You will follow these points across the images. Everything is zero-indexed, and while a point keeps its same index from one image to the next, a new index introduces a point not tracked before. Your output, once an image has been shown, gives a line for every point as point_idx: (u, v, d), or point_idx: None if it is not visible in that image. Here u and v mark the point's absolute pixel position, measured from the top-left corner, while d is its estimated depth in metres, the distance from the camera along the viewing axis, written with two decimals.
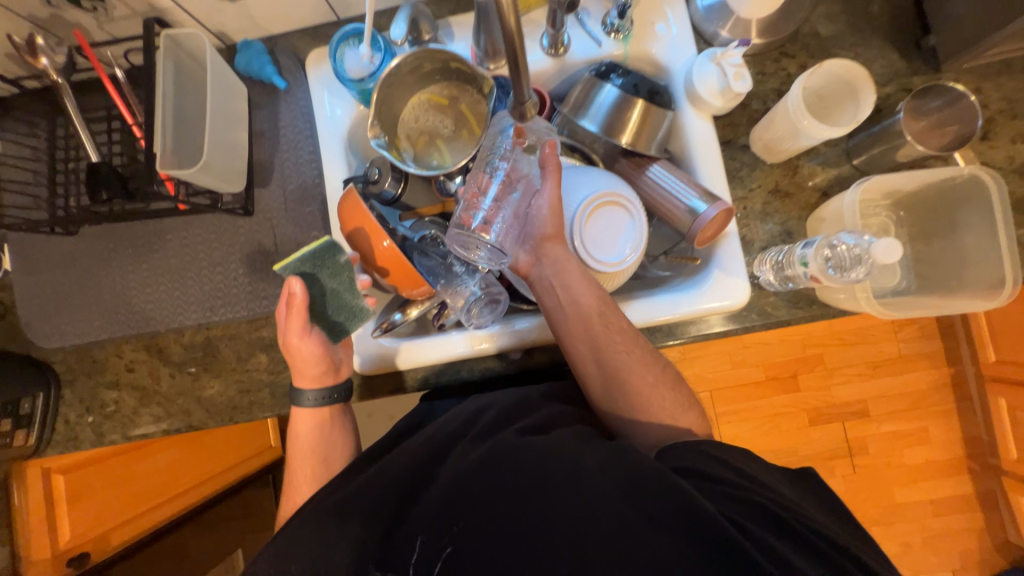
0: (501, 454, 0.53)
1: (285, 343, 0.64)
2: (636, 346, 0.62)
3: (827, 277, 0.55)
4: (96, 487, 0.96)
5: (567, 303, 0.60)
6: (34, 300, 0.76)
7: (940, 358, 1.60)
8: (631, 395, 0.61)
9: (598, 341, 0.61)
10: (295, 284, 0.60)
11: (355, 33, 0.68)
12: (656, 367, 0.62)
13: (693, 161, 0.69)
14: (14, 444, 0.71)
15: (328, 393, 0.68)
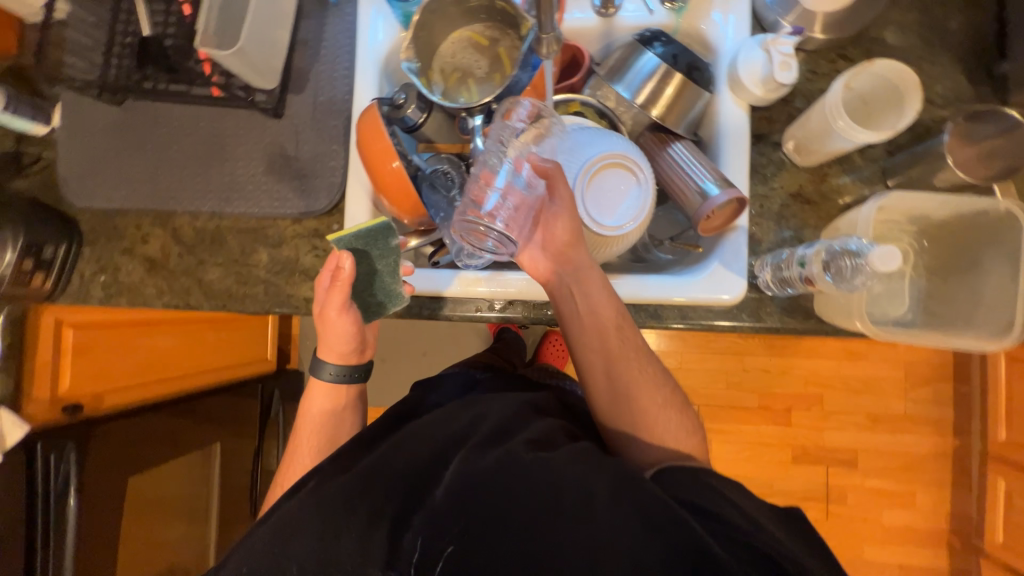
0: (511, 470, 0.53)
1: (320, 316, 0.69)
2: (646, 360, 0.65)
3: (822, 282, 0.56)
4: (98, 348, 1.03)
5: (586, 308, 0.63)
6: (74, 160, 0.82)
7: (947, 427, 1.52)
8: (638, 413, 0.62)
9: (611, 349, 0.63)
10: (346, 259, 0.64)
11: None
12: (663, 387, 0.64)
13: (719, 149, 0.68)
14: (31, 284, 0.76)
15: (347, 371, 0.74)
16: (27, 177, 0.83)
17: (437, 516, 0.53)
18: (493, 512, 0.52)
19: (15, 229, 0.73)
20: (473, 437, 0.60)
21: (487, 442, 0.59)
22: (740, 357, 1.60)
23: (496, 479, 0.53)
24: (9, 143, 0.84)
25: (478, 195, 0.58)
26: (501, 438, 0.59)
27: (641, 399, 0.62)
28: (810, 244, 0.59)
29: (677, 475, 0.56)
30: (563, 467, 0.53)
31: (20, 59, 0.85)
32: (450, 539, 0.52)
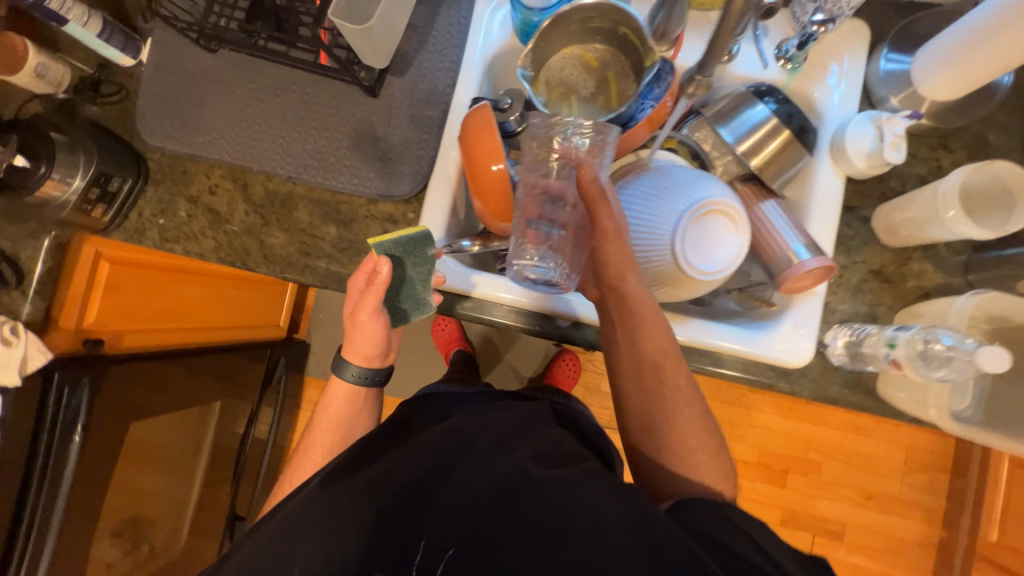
0: (518, 483, 0.55)
1: (354, 317, 0.67)
2: (685, 402, 0.61)
3: (911, 366, 0.57)
4: (129, 287, 1.01)
5: (629, 338, 0.62)
6: (154, 98, 0.80)
7: (936, 516, 1.53)
8: (665, 455, 0.61)
9: (649, 384, 0.61)
10: (384, 264, 0.62)
11: None
12: (701, 433, 0.61)
13: (808, 212, 0.68)
14: (92, 215, 0.75)
15: (368, 374, 0.73)
16: (104, 106, 0.82)
17: (443, 520, 0.57)
18: (495, 523, 0.54)
19: (89, 157, 0.71)
20: (478, 448, 0.62)
21: (493, 449, 0.61)
22: (747, 411, 1.60)
23: (504, 491, 0.56)
24: (91, 69, 0.82)
25: (530, 216, 0.62)
26: (506, 448, 0.61)
27: (664, 435, 0.61)
28: (902, 326, 0.60)
29: (695, 509, 0.55)
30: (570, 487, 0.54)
31: None
32: (451, 544, 0.55)
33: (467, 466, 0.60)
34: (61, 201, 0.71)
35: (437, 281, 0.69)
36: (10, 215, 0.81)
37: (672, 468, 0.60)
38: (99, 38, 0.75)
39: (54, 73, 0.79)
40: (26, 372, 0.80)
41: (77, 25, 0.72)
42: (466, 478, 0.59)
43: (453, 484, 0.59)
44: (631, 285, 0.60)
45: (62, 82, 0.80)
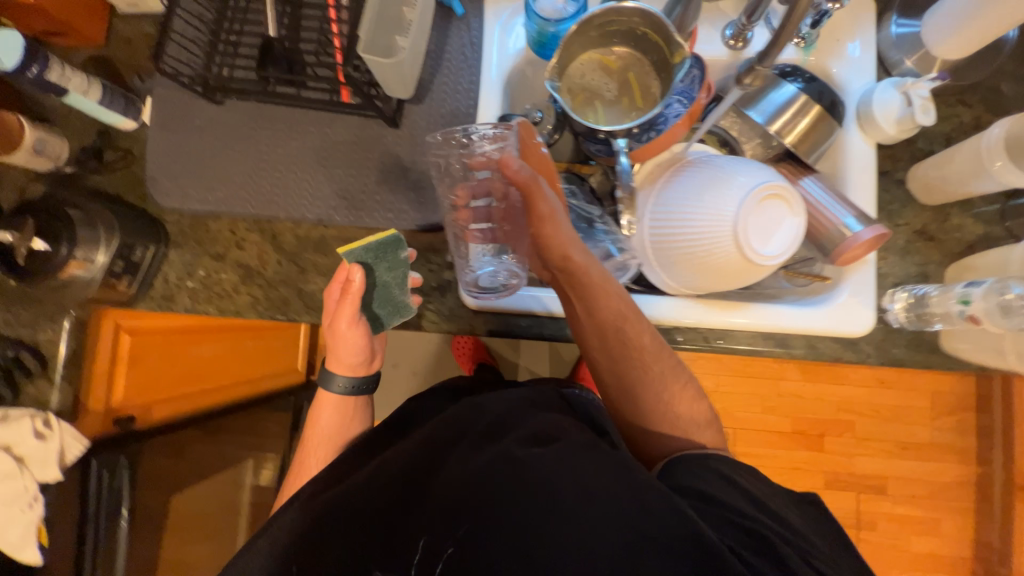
0: (509, 471, 0.54)
1: (332, 328, 0.68)
2: (656, 361, 0.64)
3: (990, 319, 0.58)
4: (152, 356, 0.94)
5: (587, 310, 0.63)
6: (163, 158, 0.77)
7: (969, 456, 1.57)
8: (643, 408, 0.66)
9: (617, 350, 0.64)
10: (356, 271, 0.64)
11: None
12: (675, 384, 0.66)
13: (845, 183, 0.70)
14: (117, 288, 0.71)
15: (356, 383, 0.76)
16: (110, 174, 0.78)
17: (438, 516, 0.55)
18: (485, 514, 0.52)
19: (109, 229, 0.68)
20: (469, 437, 0.61)
21: (484, 438, 0.60)
22: (776, 382, 1.61)
23: (494, 479, 0.54)
24: (92, 138, 0.79)
25: (461, 217, 0.70)
26: (498, 435, 0.60)
27: (643, 393, 0.65)
28: (971, 281, 0.61)
29: (686, 468, 0.60)
30: (559, 467, 0.53)
31: (106, 49, 0.81)
32: (452, 542, 0.53)
33: (459, 457, 0.59)
34: (86, 280, 0.67)
35: (414, 283, 0.71)
36: (27, 299, 0.78)
37: (657, 425, 0.65)
38: (101, 105, 0.71)
39: (53, 147, 0.75)
40: (65, 464, 0.75)
41: (78, 94, 0.69)
42: (461, 471, 0.57)
43: (441, 479, 0.58)
44: (578, 261, 0.60)
45: (60, 154, 0.77)
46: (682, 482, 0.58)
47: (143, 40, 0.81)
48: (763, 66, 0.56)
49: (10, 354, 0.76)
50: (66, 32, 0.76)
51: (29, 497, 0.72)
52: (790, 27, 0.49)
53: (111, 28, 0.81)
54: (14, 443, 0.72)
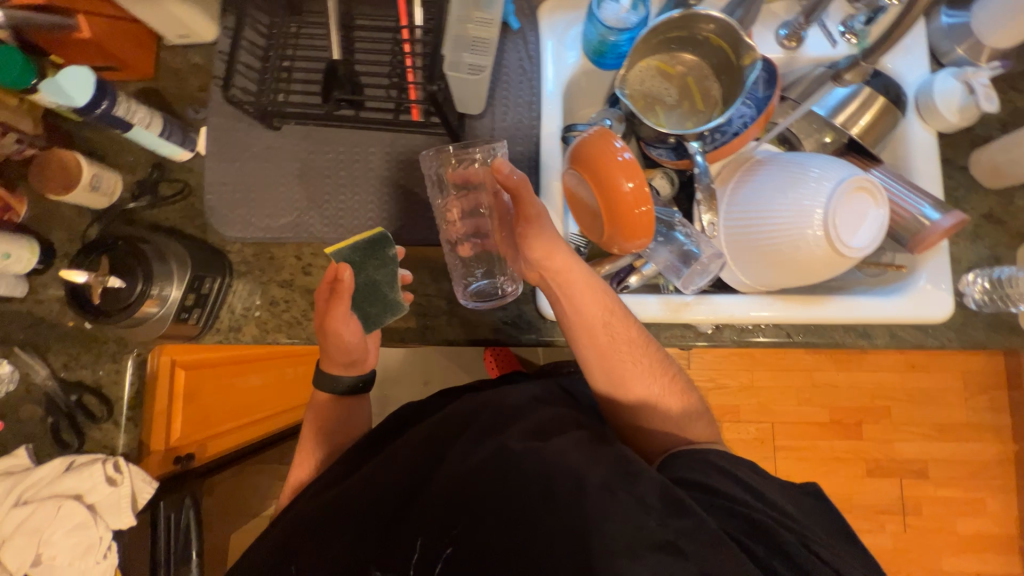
0: (505, 465, 0.57)
1: (325, 330, 0.67)
2: (642, 355, 0.67)
3: None
4: (201, 393, 0.92)
5: (572, 308, 0.66)
6: (221, 187, 0.76)
7: (1004, 433, 1.59)
8: (633, 402, 0.68)
9: (605, 347, 0.66)
10: (344, 271, 0.62)
11: None
12: (663, 377, 0.68)
13: (911, 170, 0.71)
14: (187, 323, 0.69)
15: (354, 382, 0.75)
16: (166, 207, 0.77)
17: (435, 513, 0.57)
18: (479, 506, 0.56)
19: (180, 264, 0.67)
20: (469, 433, 0.63)
21: (485, 433, 0.62)
22: (810, 373, 1.61)
23: (490, 473, 0.57)
24: (147, 172, 0.78)
25: (451, 232, 0.71)
26: (494, 429, 0.62)
27: (634, 389, 0.67)
28: None
29: (683, 463, 0.62)
30: (554, 455, 0.57)
31: (156, 81, 0.80)
32: (449, 541, 0.56)
33: (459, 452, 0.61)
34: (157, 316, 0.66)
35: (404, 279, 0.72)
36: (87, 340, 0.76)
37: (649, 423, 0.68)
38: (162, 137, 0.70)
39: (109, 182, 0.74)
40: (138, 508, 0.73)
41: (142, 127, 0.68)
42: (461, 465, 0.59)
43: (439, 475, 0.60)
44: (562, 260, 0.64)
45: (114, 190, 0.76)
46: (680, 474, 0.60)
47: (193, 70, 0.80)
48: (865, 65, 0.64)
49: (74, 399, 0.74)
50: (119, 66, 0.75)
51: (104, 547, 0.70)
52: (905, 25, 0.55)
53: (159, 59, 0.80)
54: (85, 492, 0.69)
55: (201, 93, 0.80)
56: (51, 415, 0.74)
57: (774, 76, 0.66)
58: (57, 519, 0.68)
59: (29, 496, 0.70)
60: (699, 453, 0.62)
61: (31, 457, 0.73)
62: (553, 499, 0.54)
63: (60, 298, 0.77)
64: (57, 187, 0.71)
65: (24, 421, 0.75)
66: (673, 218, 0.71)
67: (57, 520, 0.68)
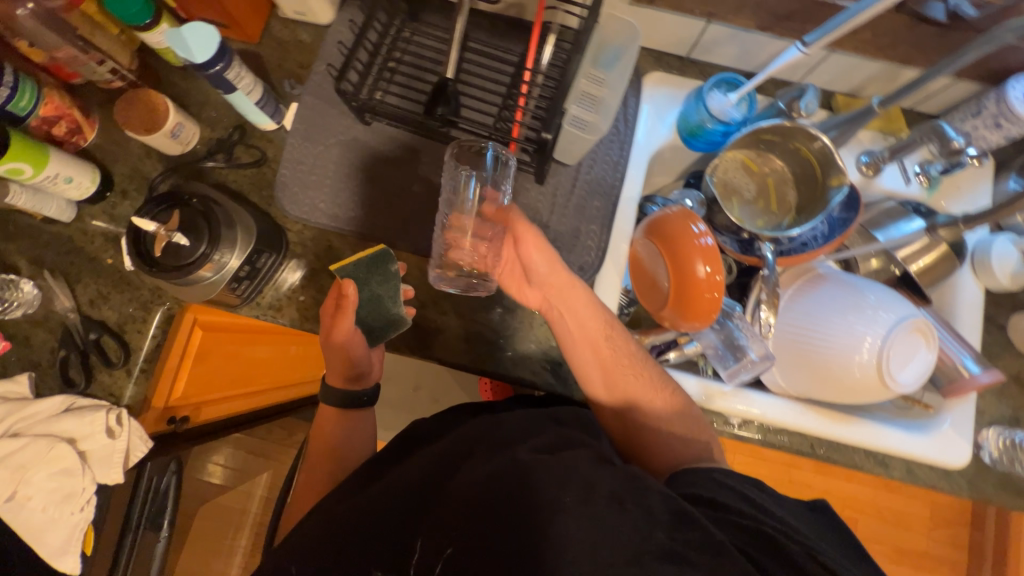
0: (515, 474, 0.54)
1: (328, 344, 0.69)
2: (640, 366, 0.69)
3: None
4: (211, 356, 0.89)
5: (576, 321, 0.68)
6: (297, 164, 0.76)
7: (958, 570, 1.62)
8: (640, 426, 0.67)
9: (606, 358, 0.68)
10: (350, 287, 0.65)
11: (726, 81, 0.73)
12: (663, 389, 0.68)
13: (955, 317, 0.74)
14: (234, 293, 0.68)
15: (357, 395, 0.75)
16: (237, 170, 0.76)
17: (443, 520, 0.53)
18: (487, 514, 0.51)
19: (246, 234, 0.66)
20: (480, 451, 0.61)
21: (494, 449, 0.60)
22: (790, 469, 1.63)
23: (500, 483, 0.53)
24: (228, 132, 0.77)
25: (451, 239, 0.67)
26: (504, 446, 0.60)
27: (639, 400, 0.67)
28: None
29: (689, 479, 0.59)
30: (562, 464, 0.54)
31: (258, 47, 0.80)
32: (450, 541, 0.52)
33: (472, 467, 0.58)
34: (209, 281, 0.64)
35: (406, 294, 0.72)
36: (120, 282, 0.74)
37: (652, 437, 0.66)
38: (257, 105, 0.71)
39: (188, 133, 0.74)
40: (128, 466, 0.70)
41: (243, 93, 0.68)
42: (469, 476, 0.56)
43: (453, 486, 0.57)
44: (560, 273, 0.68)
45: (191, 141, 0.75)
46: (684, 490, 0.58)
47: (297, 46, 0.81)
48: (963, 227, 0.70)
49: (92, 338, 0.71)
50: (229, 25, 0.76)
51: (84, 499, 0.66)
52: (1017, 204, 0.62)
53: (268, 27, 0.81)
54: (81, 437, 0.67)
55: (300, 69, 0.81)
56: (64, 349, 0.71)
57: (857, 198, 0.68)
58: (44, 460, 0.65)
59: (20, 428, 0.67)
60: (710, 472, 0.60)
61: (31, 387, 0.70)
62: (561, 505, 0.50)
63: (105, 234, 0.75)
64: (139, 126, 0.71)
65: (34, 348, 0.72)
66: (733, 310, 0.72)
67: (43, 461, 0.65)
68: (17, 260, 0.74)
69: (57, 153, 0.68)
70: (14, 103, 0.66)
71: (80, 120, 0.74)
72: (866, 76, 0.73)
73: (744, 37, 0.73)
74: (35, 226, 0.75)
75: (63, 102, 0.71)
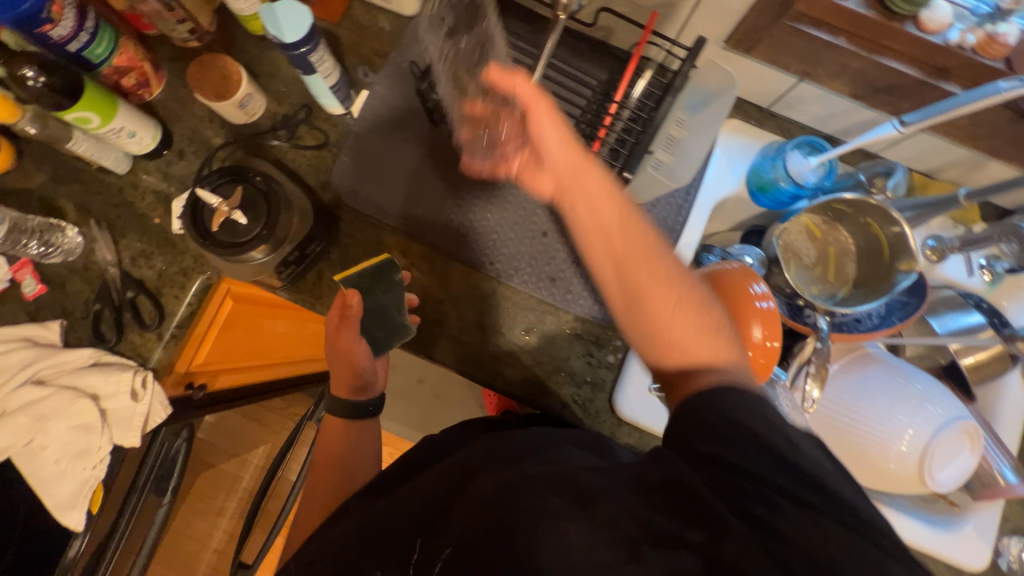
0: (521, 478, 0.45)
1: (334, 354, 0.69)
2: (675, 275, 0.45)
3: None
4: (238, 327, 0.89)
5: (586, 204, 0.48)
6: (360, 153, 0.75)
7: None
8: (661, 355, 0.45)
9: (628, 256, 0.46)
10: (354, 297, 0.65)
11: (806, 144, 0.72)
12: (708, 328, 0.44)
13: (996, 418, 0.73)
14: (280, 276, 0.67)
15: (364, 405, 0.73)
16: (298, 150, 0.75)
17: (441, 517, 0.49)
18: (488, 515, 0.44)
19: (301, 217, 0.65)
20: (489, 463, 0.53)
21: (509, 460, 0.52)
22: None
23: (510, 484, 0.45)
24: (293, 109, 0.76)
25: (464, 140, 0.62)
26: (517, 457, 0.52)
27: (670, 329, 0.44)
28: None
29: (703, 415, 0.41)
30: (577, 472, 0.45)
31: (337, 27, 0.79)
32: (447, 539, 0.46)
33: (488, 475, 0.50)
34: (258, 263, 0.63)
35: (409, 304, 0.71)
36: (165, 243, 0.73)
37: (668, 357, 0.45)
38: (332, 89, 0.69)
39: (256, 105, 0.72)
40: (145, 430, 0.69)
41: (321, 76, 0.66)
42: (481, 480, 0.49)
43: (462, 494, 0.50)
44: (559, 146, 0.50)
45: (256, 112, 0.74)
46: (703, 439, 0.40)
47: (376, 33, 0.79)
48: None
49: (128, 296, 0.71)
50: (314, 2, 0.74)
51: (98, 457, 0.65)
52: None
53: (349, 9, 0.79)
54: (104, 394, 0.66)
55: (375, 57, 0.79)
56: (100, 302, 0.71)
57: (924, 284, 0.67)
58: (64, 413, 0.64)
59: (45, 376, 0.66)
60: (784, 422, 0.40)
61: (60, 335, 0.69)
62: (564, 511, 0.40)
63: (156, 191, 0.74)
64: (210, 91, 0.69)
65: (69, 296, 0.72)
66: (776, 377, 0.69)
67: (64, 414, 0.64)
68: (64, 204, 0.73)
69: (125, 106, 0.67)
70: (91, 49, 0.65)
71: (149, 74, 0.73)
72: (948, 160, 0.73)
73: (831, 100, 0.71)
74: (88, 173, 0.74)
75: (136, 54, 0.70)
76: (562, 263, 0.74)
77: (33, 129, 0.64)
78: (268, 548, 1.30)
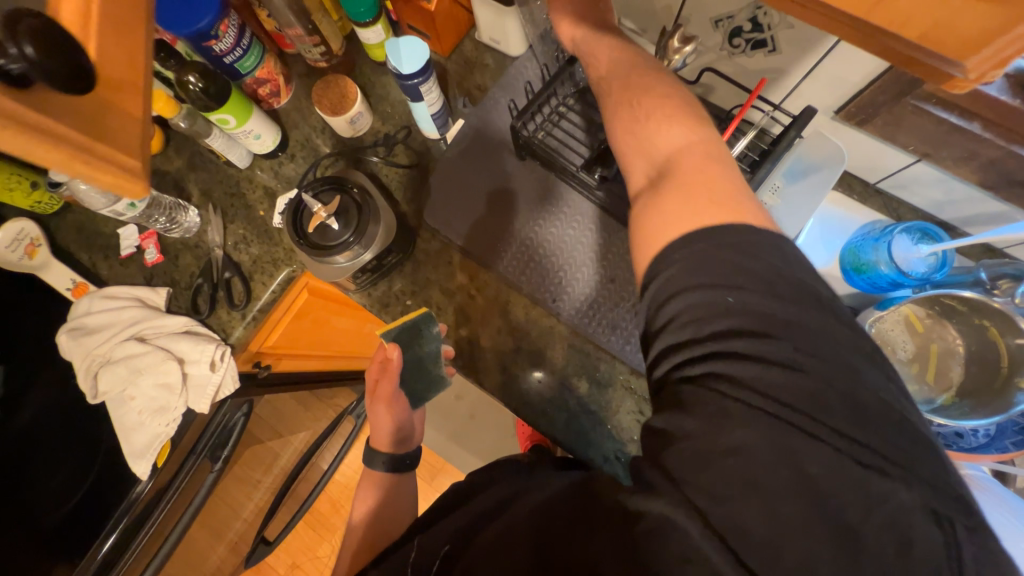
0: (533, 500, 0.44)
1: (375, 404, 0.75)
2: (670, 89, 0.54)
3: None
4: (308, 317, 0.95)
5: (619, 65, 0.57)
6: (448, 177, 0.79)
7: None
8: (632, 140, 0.54)
9: (635, 88, 0.55)
10: (394, 352, 0.70)
11: (919, 229, 0.66)
12: (678, 122, 0.51)
13: None
14: (354, 280, 0.74)
15: (401, 452, 0.78)
16: (393, 167, 0.81)
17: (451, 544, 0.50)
18: None
19: (385, 232, 0.70)
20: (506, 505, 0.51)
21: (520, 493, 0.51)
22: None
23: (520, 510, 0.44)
24: (395, 129, 0.83)
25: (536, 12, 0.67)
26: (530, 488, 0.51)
27: (646, 124, 0.53)
28: None
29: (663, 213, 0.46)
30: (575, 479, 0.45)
31: (446, 60, 0.85)
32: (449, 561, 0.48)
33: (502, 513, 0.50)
34: (340, 266, 0.69)
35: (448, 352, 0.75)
36: (264, 234, 0.81)
37: (640, 152, 0.53)
38: (432, 115, 0.74)
39: (363, 122, 0.80)
40: (216, 400, 0.74)
41: (426, 104, 0.72)
42: (500, 519, 0.50)
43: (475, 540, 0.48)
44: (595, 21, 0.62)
45: (362, 129, 0.81)
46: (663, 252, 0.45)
47: (482, 69, 0.85)
48: None
49: (225, 276, 0.79)
50: (431, 36, 0.81)
51: (173, 415, 0.72)
52: None
53: (461, 45, 0.85)
54: (188, 360, 0.73)
55: (476, 90, 0.84)
56: (201, 277, 0.80)
57: None
58: (155, 370, 0.72)
59: (146, 335, 0.75)
60: (713, 296, 0.42)
61: (165, 301, 0.79)
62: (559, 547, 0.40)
63: (266, 187, 0.83)
64: (328, 105, 0.77)
65: (179, 268, 0.82)
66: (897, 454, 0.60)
67: (154, 370, 0.72)
68: (191, 188, 0.84)
69: (258, 111, 0.76)
70: (242, 62, 0.75)
71: (281, 86, 0.82)
72: None
73: (954, 187, 0.65)
74: (215, 164, 0.84)
75: (275, 68, 0.80)
76: (625, 312, 0.72)
77: (183, 124, 0.74)
78: (290, 528, 1.36)
